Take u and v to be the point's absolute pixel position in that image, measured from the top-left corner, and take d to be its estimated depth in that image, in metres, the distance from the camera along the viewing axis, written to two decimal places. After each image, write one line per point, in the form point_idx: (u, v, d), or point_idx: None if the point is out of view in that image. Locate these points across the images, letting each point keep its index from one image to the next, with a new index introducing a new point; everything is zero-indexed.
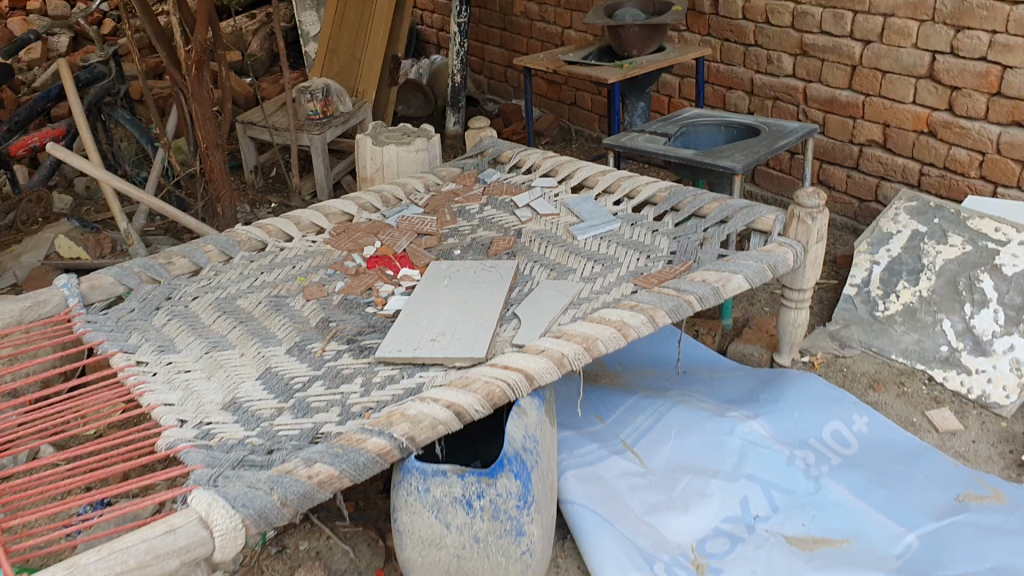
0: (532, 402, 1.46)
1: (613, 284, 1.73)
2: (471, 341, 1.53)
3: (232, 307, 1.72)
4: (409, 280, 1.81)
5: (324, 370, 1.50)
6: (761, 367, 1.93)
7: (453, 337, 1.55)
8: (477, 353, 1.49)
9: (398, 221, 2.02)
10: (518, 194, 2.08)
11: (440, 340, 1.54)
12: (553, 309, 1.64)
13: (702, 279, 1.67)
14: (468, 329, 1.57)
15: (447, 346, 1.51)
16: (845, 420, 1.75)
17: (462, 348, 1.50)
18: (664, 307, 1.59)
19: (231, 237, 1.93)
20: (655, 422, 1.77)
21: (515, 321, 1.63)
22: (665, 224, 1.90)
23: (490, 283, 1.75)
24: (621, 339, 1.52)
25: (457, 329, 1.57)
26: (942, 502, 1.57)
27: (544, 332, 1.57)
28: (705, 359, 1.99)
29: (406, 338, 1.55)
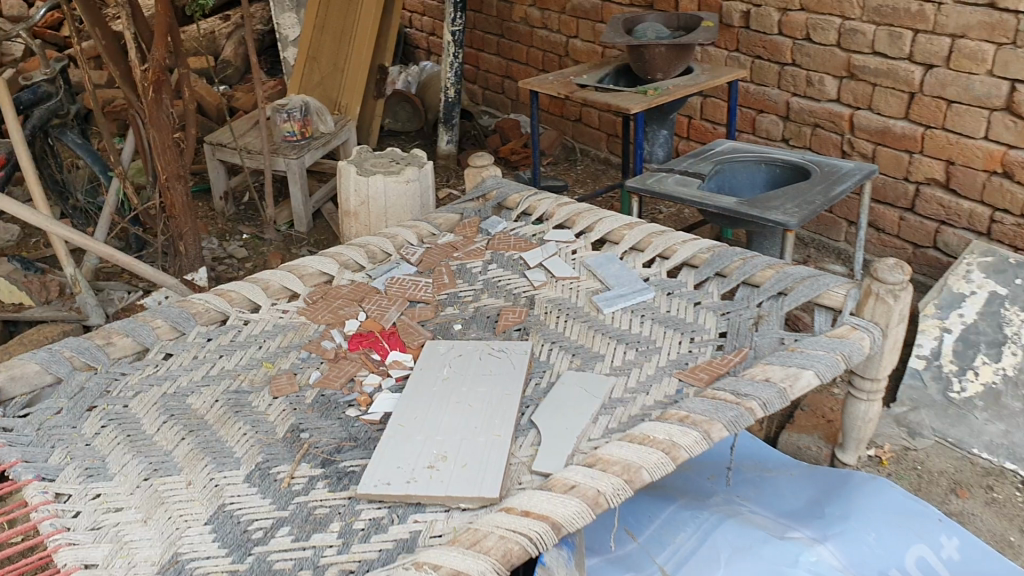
0: (559, 553, 1.16)
1: (649, 381, 1.42)
2: (480, 469, 1.20)
3: (183, 408, 1.40)
4: (399, 365, 1.48)
5: (291, 510, 1.18)
6: (822, 467, 1.63)
7: (457, 461, 1.22)
8: (490, 491, 1.16)
9: (387, 284, 1.70)
10: (529, 249, 1.76)
11: (440, 466, 1.22)
12: (581, 420, 1.32)
13: (763, 379, 1.36)
14: (475, 451, 1.25)
15: (450, 478, 1.19)
16: (930, 544, 1.42)
17: (469, 482, 1.18)
18: (721, 419, 1.27)
19: (184, 307, 1.59)
20: (699, 542, 1.43)
21: (535, 434, 1.31)
22: (709, 295, 1.60)
23: (502, 375, 1.43)
24: (671, 465, 1.19)
25: (460, 451, 1.25)
26: None
27: (571, 455, 1.25)
28: (756, 454, 1.69)
29: (398, 463, 1.23)
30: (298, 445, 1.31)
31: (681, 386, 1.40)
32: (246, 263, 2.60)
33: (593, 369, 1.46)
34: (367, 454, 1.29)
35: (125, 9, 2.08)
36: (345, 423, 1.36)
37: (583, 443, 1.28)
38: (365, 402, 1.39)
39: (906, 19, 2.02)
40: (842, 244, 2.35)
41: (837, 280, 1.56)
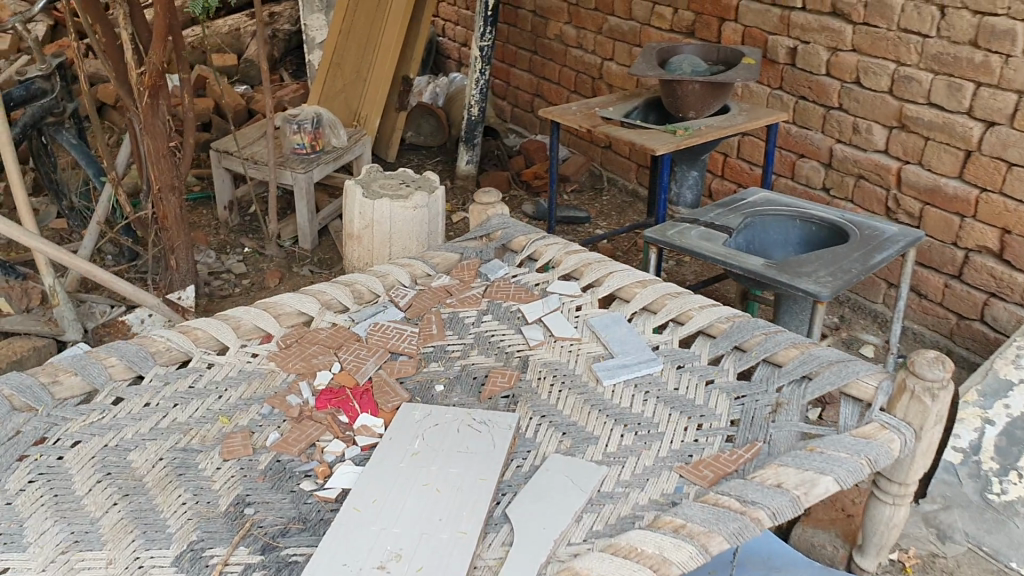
0: None
1: (644, 476, 1.25)
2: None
3: (123, 466, 1.25)
4: (367, 430, 1.32)
5: None
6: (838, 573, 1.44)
7: (411, 566, 1.07)
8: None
9: (370, 330, 1.54)
10: (529, 301, 1.60)
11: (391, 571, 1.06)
12: (560, 520, 1.15)
13: (773, 484, 1.19)
14: (433, 553, 1.09)
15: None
16: None
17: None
18: (722, 531, 1.10)
19: (142, 345, 1.45)
20: None
21: (507, 533, 1.15)
22: (724, 373, 1.43)
23: (479, 454, 1.26)
24: None
25: (417, 552, 1.09)
26: None
27: (543, 566, 1.08)
28: (775, 557, 1.48)
29: (342, 561, 1.07)
30: (240, 525, 1.16)
31: (681, 485, 1.23)
32: (243, 280, 2.46)
33: (583, 452, 1.29)
34: (314, 543, 1.13)
35: (124, 8, 1.94)
36: (298, 499, 1.21)
37: (560, 551, 1.11)
38: (324, 474, 1.25)
39: (968, 70, 1.85)
40: (879, 306, 2.18)
41: (867, 369, 1.38)
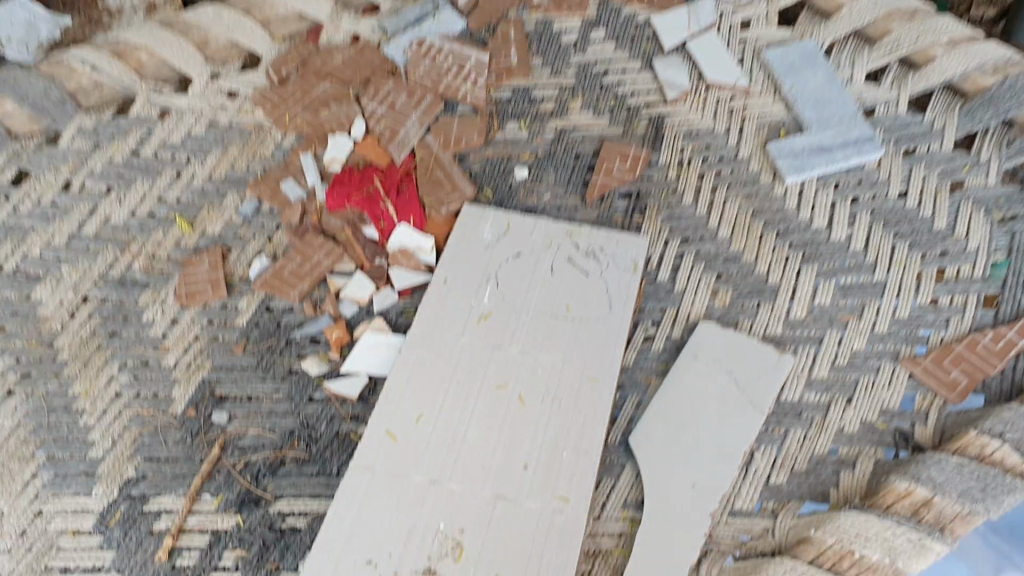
0: None
1: (844, 377, 0.78)
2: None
3: (26, 316, 0.80)
4: (406, 259, 0.84)
5: None
6: None
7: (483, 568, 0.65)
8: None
9: (410, 58, 0.96)
10: (665, 10, 1.00)
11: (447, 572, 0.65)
12: (722, 477, 0.71)
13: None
14: (519, 547, 0.66)
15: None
16: None
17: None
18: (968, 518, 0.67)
19: (53, 81, 0.89)
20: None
21: (630, 491, 0.72)
22: (980, 171, 0.84)
23: (585, 324, 0.78)
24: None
25: (493, 541, 0.66)
26: None
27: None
28: None
29: (370, 546, 0.67)
30: (209, 449, 0.73)
31: (911, 394, 0.77)
32: None
33: (748, 322, 0.81)
34: (327, 493, 0.71)
35: None
36: (298, 392, 0.76)
37: (725, 539, 0.70)
38: (340, 346, 0.79)
39: None
40: None
41: None
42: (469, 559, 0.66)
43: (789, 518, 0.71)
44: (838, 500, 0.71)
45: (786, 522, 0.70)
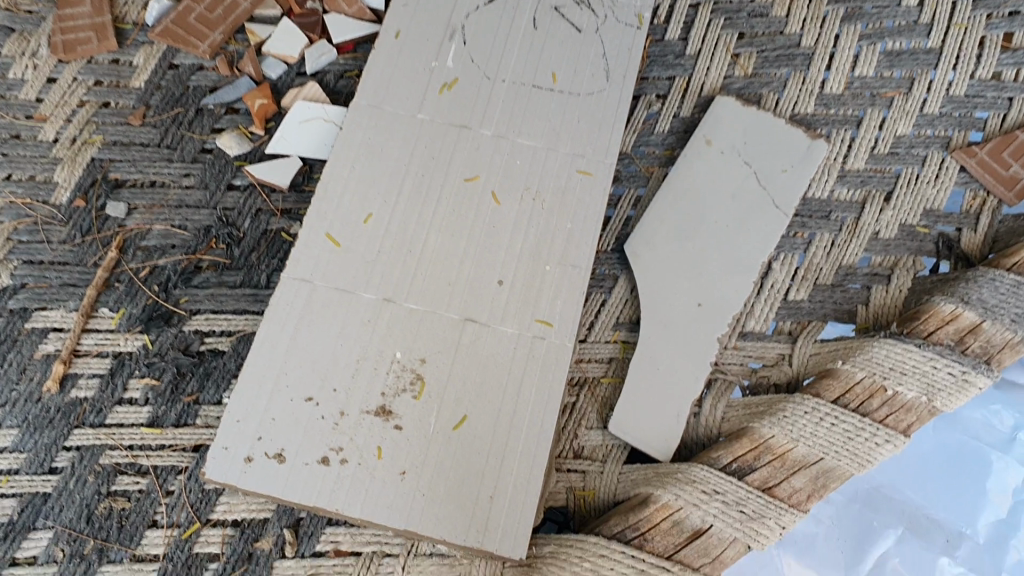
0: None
1: (883, 169, 0.64)
2: (498, 451, 0.52)
3: None
4: (346, 4, 0.66)
5: (64, 471, 0.54)
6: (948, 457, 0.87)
7: (448, 407, 0.53)
8: (493, 530, 0.51)
9: None
10: None
11: (405, 411, 0.53)
12: (734, 295, 0.59)
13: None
14: (492, 382, 0.54)
15: (435, 480, 0.51)
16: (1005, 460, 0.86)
17: (471, 489, 0.51)
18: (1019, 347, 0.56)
19: None
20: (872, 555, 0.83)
21: (623, 308, 0.61)
22: None
23: (574, 98, 0.62)
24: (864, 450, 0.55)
25: (461, 373, 0.54)
26: None
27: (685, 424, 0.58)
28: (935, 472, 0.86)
29: (309, 376, 0.53)
30: (105, 250, 0.59)
31: (958, 192, 0.64)
32: None
33: (769, 98, 0.66)
34: (255, 308, 0.58)
35: None
36: (214, 178, 0.61)
37: (732, 367, 0.60)
38: (263, 118, 0.63)
39: None
40: None
41: None
42: (432, 396, 0.53)
43: (809, 344, 0.60)
44: (865, 321, 0.61)
45: (805, 348, 0.60)
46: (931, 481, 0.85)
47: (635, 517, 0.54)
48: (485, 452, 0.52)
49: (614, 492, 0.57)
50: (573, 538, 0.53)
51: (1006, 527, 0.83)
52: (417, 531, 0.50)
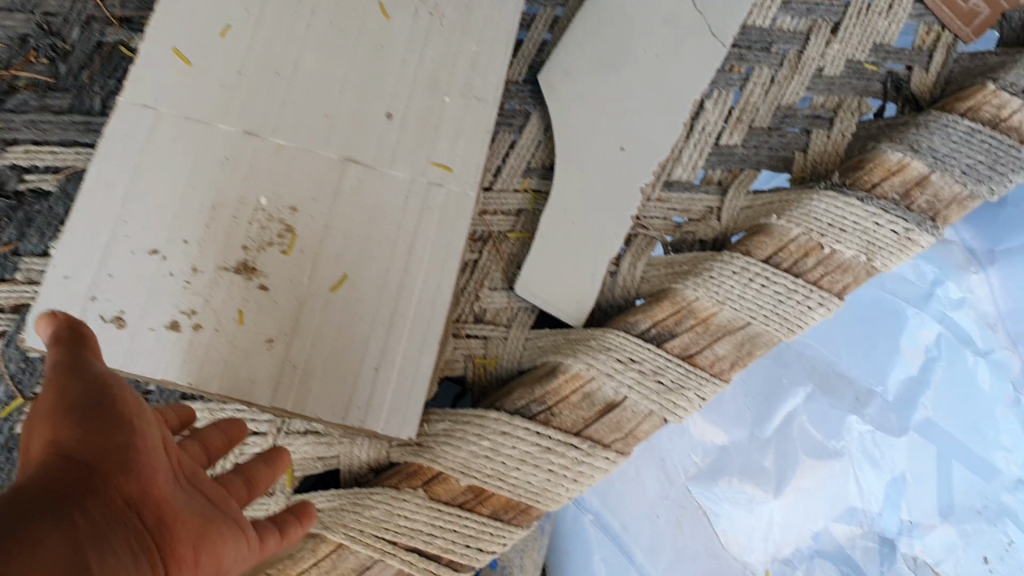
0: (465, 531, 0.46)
1: None
2: (384, 316, 0.44)
3: None
4: None
5: None
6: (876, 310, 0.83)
7: (325, 263, 0.44)
8: (377, 406, 0.43)
9: None
10: None
11: (272, 268, 0.43)
12: (662, 136, 0.52)
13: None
14: (380, 235, 0.45)
15: (309, 350, 0.43)
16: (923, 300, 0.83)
17: (352, 360, 0.43)
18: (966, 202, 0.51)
19: None
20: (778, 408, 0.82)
21: (534, 152, 0.53)
22: None
23: None
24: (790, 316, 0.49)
25: (341, 224, 0.45)
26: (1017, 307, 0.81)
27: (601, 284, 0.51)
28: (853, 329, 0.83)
29: (154, 224, 0.43)
30: None
31: (910, 27, 0.56)
32: None
33: None
34: (88, 140, 0.48)
35: None
36: None
37: (655, 222, 0.53)
38: None
39: None
40: None
41: None
42: (306, 252, 0.44)
43: (741, 198, 0.53)
44: (801, 172, 0.54)
45: (736, 202, 0.53)
46: (842, 335, 0.83)
47: (542, 389, 0.47)
48: (370, 315, 0.44)
49: (519, 360, 0.51)
50: (471, 414, 0.46)
51: (916, 384, 0.81)
52: (286, 407, 0.42)
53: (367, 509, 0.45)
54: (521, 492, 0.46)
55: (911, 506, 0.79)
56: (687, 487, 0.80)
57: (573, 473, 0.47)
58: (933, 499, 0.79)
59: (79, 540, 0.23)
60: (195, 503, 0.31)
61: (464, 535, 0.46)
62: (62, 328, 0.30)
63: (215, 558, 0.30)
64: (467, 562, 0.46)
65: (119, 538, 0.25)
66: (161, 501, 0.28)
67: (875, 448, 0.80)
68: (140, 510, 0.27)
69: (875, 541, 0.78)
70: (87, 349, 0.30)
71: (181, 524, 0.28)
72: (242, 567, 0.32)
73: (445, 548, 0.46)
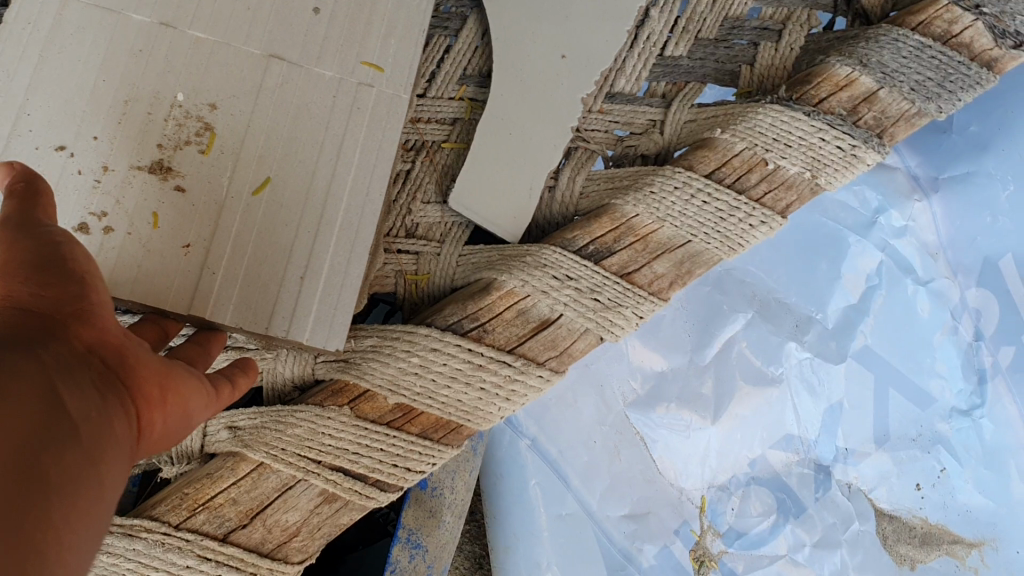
0: (392, 450, 0.44)
1: None
2: (311, 223, 0.41)
3: None
4: None
5: None
6: (822, 236, 0.83)
7: (246, 164, 0.40)
8: (304, 315, 0.40)
9: None
10: None
11: (190, 168, 0.40)
12: (604, 46, 0.50)
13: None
14: (306, 137, 0.42)
15: (231, 253, 0.39)
16: (867, 229, 0.82)
17: (277, 268, 0.40)
18: (909, 120, 0.50)
19: None
20: (721, 334, 0.82)
21: (470, 59, 0.51)
22: None
23: None
24: (732, 234, 0.48)
25: (264, 125, 0.41)
26: (956, 239, 0.82)
27: (539, 200, 0.49)
28: (798, 254, 0.83)
29: (60, 118, 0.39)
30: None
31: None
32: None
33: None
34: None
35: None
36: None
37: (596, 134, 0.51)
38: None
39: None
40: None
41: None
42: (226, 152, 0.40)
43: (685, 110, 0.51)
44: (747, 86, 0.52)
45: (680, 115, 0.51)
46: (785, 263, 0.83)
47: (475, 305, 0.45)
48: (296, 222, 0.41)
49: (451, 277, 0.49)
50: (400, 330, 0.44)
51: (857, 312, 0.81)
52: (206, 316, 0.38)
53: (290, 427, 0.43)
54: (450, 412, 0.45)
55: (848, 434, 0.80)
56: (625, 413, 0.80)
57: (506, 393, 0.45)
58: (868, 426, 0.80)
59: (45, 376, 0.21)
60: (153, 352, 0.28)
61: (392, 455, 0.44)
62: (14, 186, 0.28)
63: (183, 407, 0.28)
64: (395, 482, 0.45)
65: (80, 378, 0.23)
66: (124, 347, 0.26)
67: (814, 376, 0.81)
68: (102, 353, 0.25)
69: (811, 468, 0.79)
70: (36, 206, 0.27)
71: (146, 364, 0.26)
72: (210, 417, 0.30)
73: (372, 468, 0.44)
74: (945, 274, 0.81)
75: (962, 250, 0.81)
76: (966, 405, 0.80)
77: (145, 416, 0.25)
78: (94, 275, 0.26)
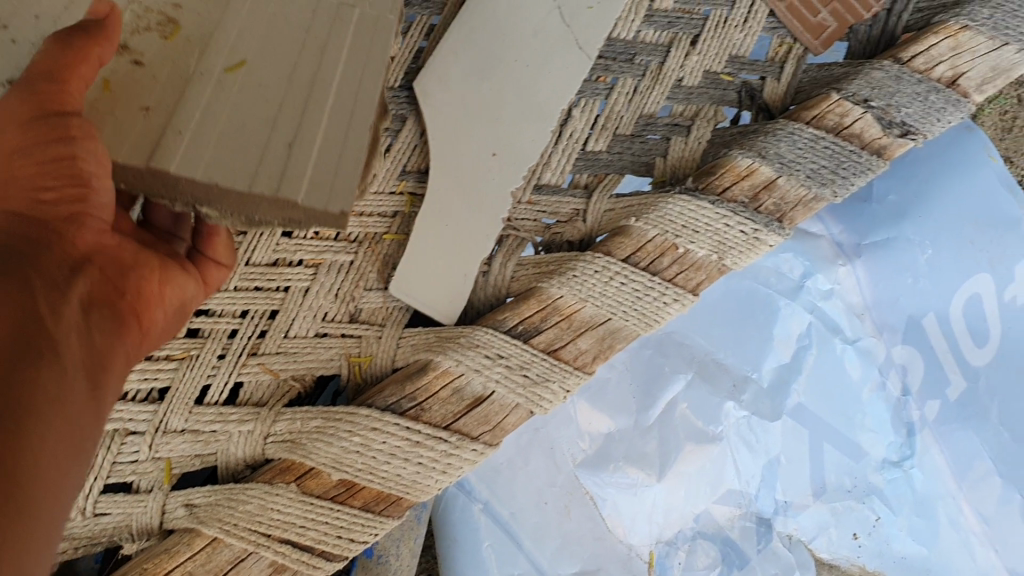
0: (340, 521, 0.48)
1: (690, 10, 0.58)
2: (298, 100, 0.40)
3: None
4: None
5: None
6: (756, 301, 0.87)
7: (223, 47, 0.42)
8: (294, 180, 0.38)
9: None
10: None
11: (150, 49, 0.42)
12: (532, 145, 0.54)
13: (942, 83, 0.56)
14: (295, 31, 0.42)
15: (202, 131, 0.39)
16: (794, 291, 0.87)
17: (259, 144, 0.39)
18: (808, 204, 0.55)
19: None
20: (663, 395, 0.86)
21: (410, 157, 0.55)
22: None
23: None
24: (648, 312, 0.53)
25: (242, 21, 0.42)
26: (886, 298, 0.86)
27: (473, 285, 0.54)
28: (731, 320, 0.87)
29: None
30: None
31: (764, 39, 0.59)
32: None
33: None
34: None
35: None
36: None
37: (526, 224, 0.56)
38: None
39: None
40: None
41: None
42: (194, 41, 0.42)
43: (605, 200, 0.56)
44: (662, 176, 0.57)
45: (600, 204, 0.56)
46: (717, 330, 0.87)
47: (413, 386, 0.49)
48: (277, 105, 0.40)
49: (393, 358, 0.53)
50: (342, 412, 0.48)
51: (788, 372, 0.85)
52: (168, 168, 0.38)
53: (241, 504, 0.47)
54: (390, 485, 0.49)
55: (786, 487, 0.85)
56: (575, 474, 0.84)
57: (442, 465, 0.49)
58: (806, 480, 0.85)
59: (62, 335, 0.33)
60: (147, 250, 0.41)
61: (337, 527, 0.48)
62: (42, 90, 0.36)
63: (173, 295, 0.41)
64: (340, 551, 0.49)
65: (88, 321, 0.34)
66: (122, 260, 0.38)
67: (752, 433, 0.85)
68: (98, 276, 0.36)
69: (753, 521, 0.84)
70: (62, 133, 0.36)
71: (139, 277, 0.39)
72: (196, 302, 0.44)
73: (319, 539, 0.48)
74: (875, 332, 0.86)
75: (889, 309, 0.85)
76: (897, 456, 0.84)
77: (145, 322, 0.38)
78: (98, 179, 0.36)
